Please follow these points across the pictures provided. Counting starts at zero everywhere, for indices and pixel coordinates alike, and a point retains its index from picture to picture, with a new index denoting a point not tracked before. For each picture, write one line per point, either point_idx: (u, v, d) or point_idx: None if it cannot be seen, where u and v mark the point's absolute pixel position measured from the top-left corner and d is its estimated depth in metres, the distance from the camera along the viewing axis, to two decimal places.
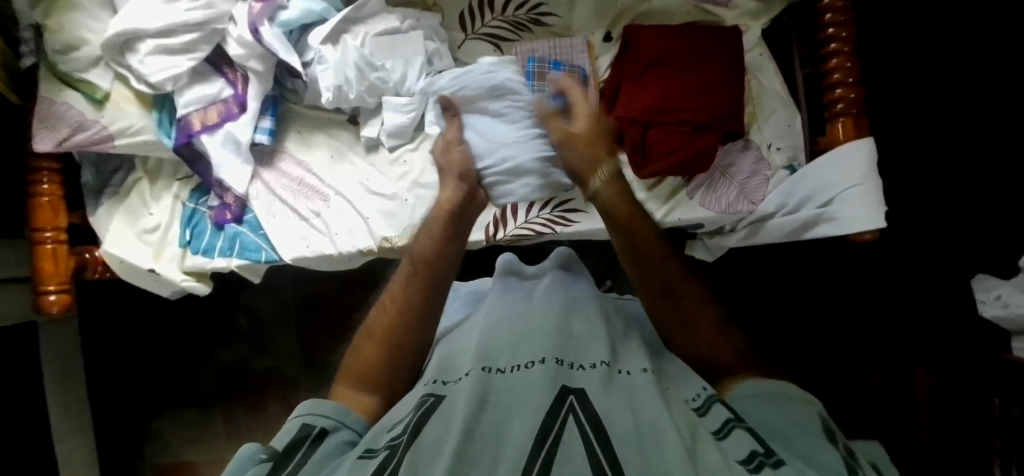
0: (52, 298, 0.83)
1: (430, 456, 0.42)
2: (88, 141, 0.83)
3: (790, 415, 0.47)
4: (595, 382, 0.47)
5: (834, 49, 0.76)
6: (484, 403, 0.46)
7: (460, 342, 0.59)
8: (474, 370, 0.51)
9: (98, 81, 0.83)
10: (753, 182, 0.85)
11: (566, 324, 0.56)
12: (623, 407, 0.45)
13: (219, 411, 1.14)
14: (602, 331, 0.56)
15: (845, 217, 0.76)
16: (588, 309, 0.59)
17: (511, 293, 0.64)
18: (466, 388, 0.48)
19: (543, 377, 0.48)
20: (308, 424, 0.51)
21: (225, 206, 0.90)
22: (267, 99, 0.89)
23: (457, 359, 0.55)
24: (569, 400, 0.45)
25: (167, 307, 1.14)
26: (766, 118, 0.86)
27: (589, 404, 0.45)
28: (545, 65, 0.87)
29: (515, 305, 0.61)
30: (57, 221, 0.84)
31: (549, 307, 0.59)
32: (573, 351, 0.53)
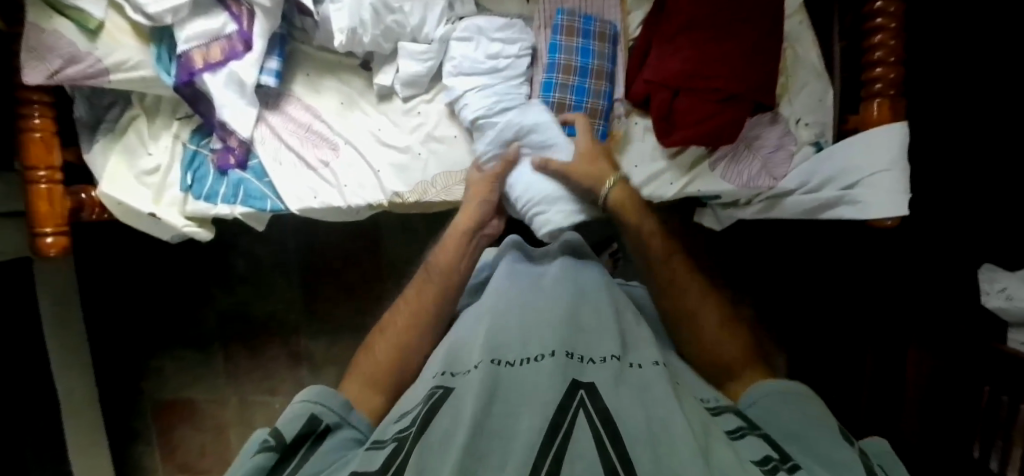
0: (49, 240, 0.81)
1: (440, 450, 0.42)
2: (81, 74, 0.77)
3: (805, 413, 0.50)
4: (605, 377, 0.47)
5: (879, 24, 0.72)
6: (494, 396, 0.46)
7: (469, 328, 0.59)
8: (484, 360, 0.50)
9: (91, 9, 0.76)
10: (777, 156, 0.83)
11: (575, 315, 0.56)
12: (634, 406, 0.45)
13: (219, 351, 1.14)
14: (612, 323, 0.55)
15: (868, 202, 0.75)
16: (597, 299, 0.59)
17: (521, 278, 0.64)
18: (477, 380, 0.47)
19: (554, 370, 0.47)
20: (316, 418, 0.52)
21: (228, 150, 0.86)
22: (274, 37, 0.83)
23: (466, 347, 0.54)
24: (579, 395, 0.45)
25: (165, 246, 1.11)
26: (798, 90, 0.83)
27: (599, 399, 0.45)
28: (575, 18, 0.79)
29: (524, 291, 0.60)
30: (51, 161, 0.80)
31: (558, 295, 0.58)
32: (583, 344, 0.52)
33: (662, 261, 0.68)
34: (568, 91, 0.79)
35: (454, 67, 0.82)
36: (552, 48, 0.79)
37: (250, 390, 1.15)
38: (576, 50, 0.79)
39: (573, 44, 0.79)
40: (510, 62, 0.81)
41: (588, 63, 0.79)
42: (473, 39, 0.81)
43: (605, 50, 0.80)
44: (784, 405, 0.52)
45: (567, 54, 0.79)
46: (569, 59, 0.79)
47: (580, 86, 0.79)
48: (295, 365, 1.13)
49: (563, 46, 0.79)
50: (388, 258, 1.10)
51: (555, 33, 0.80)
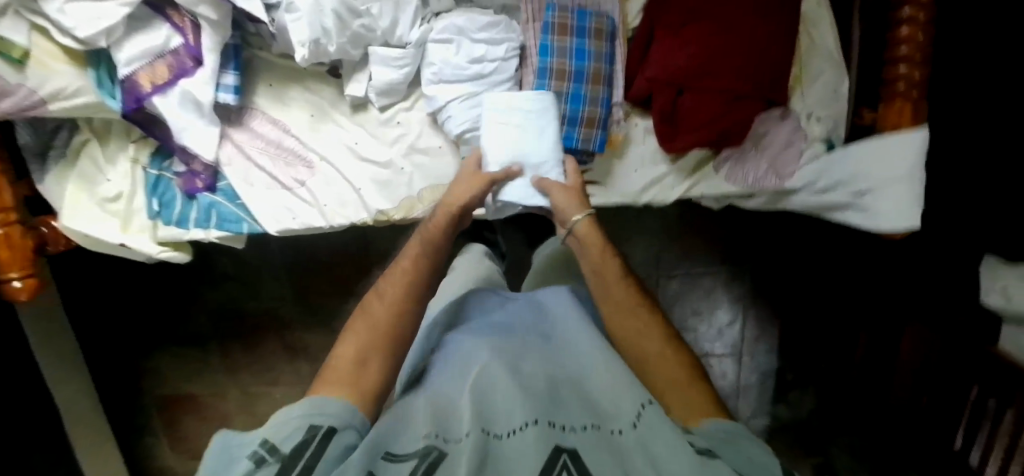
0: (18, 284, 0.76)
1: None
2: (16, 109, 0.69)
3: (751, 455, 0.42)
4: (592, 445, 0.41)
5: (907, 15, 0.65)
6: (480, 467, 0.39)
7: (441, 391, 0.50)
8: (467, 426, 0.42)
9: (9, 33, 0.65)
10: (786, 154, 0.78)
11: (557, 385, 0.49)
12: (617, 467, 0.39)
13: (217, 349, 1.12)
14: (595, 391, 0.49)
15: (879, 212, 0.72)
16: (583, 368, 0.52)
17: (508, 343, 0.56)
18: (462, 451, 0.40)
19: (540, 436, 0.41)
20: (314, 424, 0.44)
21: (193, 174, 0.79)
22: (228, 47, 0.74)
23: (432, 407, 0.47)
24: (562, 460, 0.39)
25: None
26: (811, 82, 0.76)
27: (584, 465, 0.39)
28: (568, 14, 0.70)
29: (506, 354, 0.53)
30: (3, 202, 0.74)
31: (542, 364, 0.52)
32: (563, 410, 0.45)
33: (613, 273, 0.60)
34: (563, 99, 0.71)
35: (433, 76, 0.73)
36: (543, 49, 0.70)
37: (247, 380, 1.12)
38: (569, 51, 0.70)
39: (565, 44, 0.70)
40: (495, 71, 0.72)
41: (583, 66, 0.71)
42: (455, 42, 0.71)
43: (602, 49, 0.71)
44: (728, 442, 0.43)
45: (559, 57, 0.70)
46: (562, 63, 0.70)
47: (575, 94, 0.71)
48: (292, 358, 1.11)
49: (555, 47, 0.70)
50: (380, 254, 1.06)
51: (546, 32, 0.70)
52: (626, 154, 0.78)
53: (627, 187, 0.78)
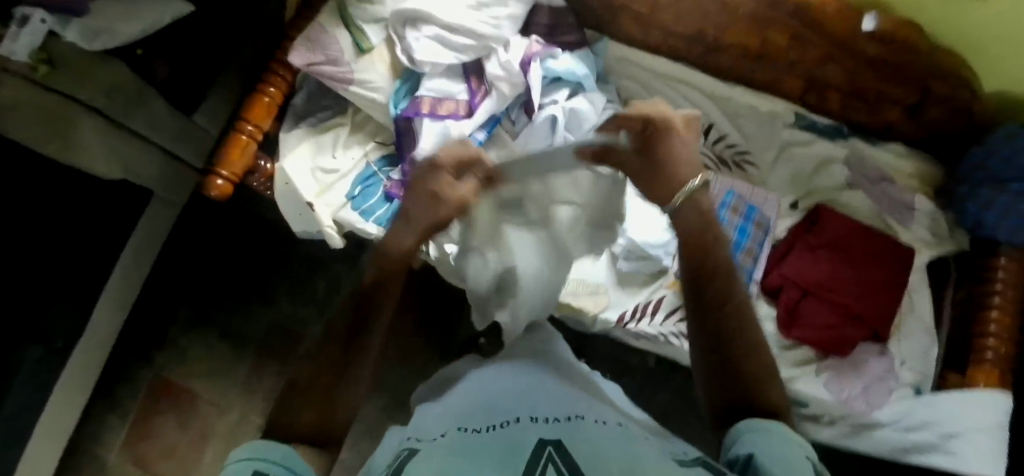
0: (219, 182, 0.86)
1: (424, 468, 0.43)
2: (330, 74, 0.89)
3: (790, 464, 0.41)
4: (568, 433, 0.45)
5: (997, 304, 0.83)
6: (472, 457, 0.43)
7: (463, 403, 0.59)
8: (450, 433, 0.50)
9: (370, 35, 0.90)
10: (879, 386, 0.88)
11: (550, 408, 0.53)
12: (599, 445, 0.42)
13: (250, 360, 1.16)
14: (607, 436, 0.45)
15: (963, 456, 0.81)
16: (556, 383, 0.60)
17: (509, 372, 0.63)
18: (443, 445, 0.46)
19: (516, 437, 0.45)
20: (258, 470, 0.41)
21: (402, 183, 0.93)
22: (492, 116, 0.93)
23: (435, 425, 0.55)
24: (547, 451, 0.42)
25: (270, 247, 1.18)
26: (905, 335, 0.90)
27: (567, 455, 0.41)
28: (741, 202, 0.91)
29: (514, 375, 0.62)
30: (262, 122, 0.89)
31: (529, 388, 0.58)
32: (572, 433, 0.45)
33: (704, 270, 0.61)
34: None
35: None
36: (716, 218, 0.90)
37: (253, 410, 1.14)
38: (735, 226, 0.89)
39: (734, 220, 0.89)
40: None
41: (742, 241, 0.89)
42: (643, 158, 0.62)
43: (758, 237, 0.90)
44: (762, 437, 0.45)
45: (727, 227, 0.89)
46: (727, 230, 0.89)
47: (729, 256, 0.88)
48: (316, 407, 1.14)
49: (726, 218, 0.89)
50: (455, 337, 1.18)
51: (721, 206, 0.90)
52: None
53: None
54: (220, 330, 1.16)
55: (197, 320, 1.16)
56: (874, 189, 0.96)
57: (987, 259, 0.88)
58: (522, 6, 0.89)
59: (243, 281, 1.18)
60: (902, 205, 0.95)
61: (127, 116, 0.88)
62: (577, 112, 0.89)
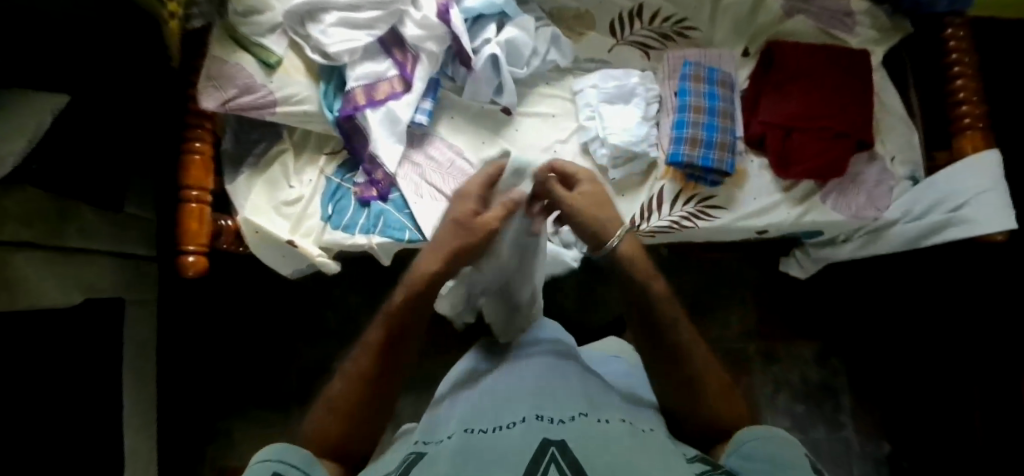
0: (190, 259, 0.80)
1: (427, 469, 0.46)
2: (252, 104, 0.82)
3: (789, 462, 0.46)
4: (578, 434, 0.47)
5: (958, 71, 0.87)
6: (467, 459, 0.45)
7: (459, 403, 0.60)
8: (456, 434, 0.50)
9: (272, 46, 0.83)
10: (880, 190, 0.93)
11: (572, 397, 0.54)
12: (609, 454, 0.44)
13: (297, 413, 1.12)
14: (623, 435, 0.48)
15: (978, 220, 0.84)
16: (573, 369, 0.61)
17: (529, 363, 0.63)
18: (445, 451, 0.48)
19: (526, 438, 0.47)
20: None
21: (371, 183, 0.89)
22: (430, 81, 0.89)
23: (445, 420, 0.57)
24: (551, 451, 0.44)
25: (265, 296, 1.14)
26: (888, 133, 0.94)
27: (571, 455, 0.44)
28: (701, 68, 0.89)
29: (544, 362, 0.62)
30: (205, 182, 0.82)
31: (549, 378, 0.58)
32: (589, 430, 0.48)
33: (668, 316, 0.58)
34: (700, 127, 0.87)
35: (593, 112, 0.89)
36: (683, 92, 0.88)
37: None
38: (704, 93, 0.88)
39: (700, 89, 0.88)
40: (639, 99, 0.89)
41: (716, 104, 0.88)
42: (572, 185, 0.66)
43: (728, 95, 0.89)
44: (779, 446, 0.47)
45: (696, 97, 0.88)
46: (699, 101, 0.87)
47: (710, 124, 0.87)
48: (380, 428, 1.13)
49: (692, 90, 0.88)
50: None
51: (684, 80, 0.89)
52: (745, 183, 0.92)
53: (750, 210, 0.90)
54: (254, 402, 1.12)
55: (226, 403, 1.12)
56: (813, 8, 0.96)
57: (936, 33, 0.90)
58: None
59: (252, 345, 1.14)
60: (842, 12, 0.96)
61: (58, 235, 0.80)
62: (512, 43, 0.86)
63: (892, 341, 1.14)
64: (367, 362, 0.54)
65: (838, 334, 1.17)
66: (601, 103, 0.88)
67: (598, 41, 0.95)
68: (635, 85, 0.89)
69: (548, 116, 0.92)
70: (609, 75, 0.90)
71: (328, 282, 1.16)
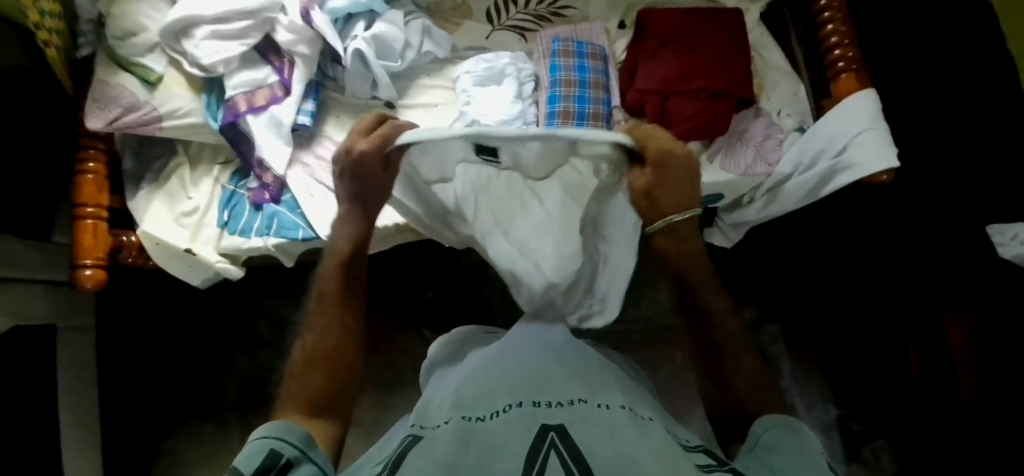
0: (88, 272, 0.84)
1: (422, 454, 0.44)
2: (137, 121, 0.85)
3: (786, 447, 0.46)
4: (573, 417, 0.46)
5: (828, 17, 0.86)
6: (464, 444, 0.44)
7: (453, 384, 0.59)
8: (451, 419, 0.49)
9: (151, 65, 0.87)
10: (769, 145, 0.91)
11: (563, 384, 0.53)
12: (603, 441, 0.42)
13: (238, 423, 1.15)
14: (619, 420, 0.46)
15: (861, 161, 0.80)
16: (565, 355, 0.61)
17: (527, 345, 0.63)
18: (445, 436, 0.46)
19: (521, 423, 0.45)
20: (276, 449, 0.46)
21: (263, 187, 0.92)
22: (310, 83, 0.93)
23: (438, 405, 0.56)
24: (550, 436, 0.43)
25: (200, 311, 1.18)
26: (772, 88, 0.94)
27: (569, 438, 0.42)
28: (569, 43, 0.91)
29: (539, 348, 0.61)
30: (99, 199, 0.86)
31: (540, 361, 0.58)
32: (582, 413, 0.47)
33: (693, 277, 0.62)
34: (572, 101, 0.89)
35: (469, 97, 0.92)
36: (553, 68, 0.91)
37: None
38: (573, 67, 0.90)
39: (570, 63, 0.90)
40: (512, 79, 0.92)
41: (585, 77, 0.90)
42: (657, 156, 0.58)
43: (598, 65, 0.92)
44: (788, 438, 0.47)
45: (566, 71, 0.90)
46: (569, 74, 0.89)
47: (580, 96, 0.89)
48: None
49: (562, 65, 0.90)
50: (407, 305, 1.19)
51: (554, 56, 0.91)
52: None
53: None
54: (197, 414, 1.15)
55: (171, 419, 1.15)
56: None
57: None
58: None
59: (191, 359, 1.17)
60: None
61: None
62: (381, 37, 0.88)
63: (825, 301, 1.11)
64: (335, 312, 0.62)
65: (771, 299, 1.15)
66: (474, 87, 0.92)
67: (475, 29, 0.99)
68: (505, 66, 0.92)
69: (431, 105, 0.95)
70: (480, 60, 0.93)
71: (260, 293, 1.19)
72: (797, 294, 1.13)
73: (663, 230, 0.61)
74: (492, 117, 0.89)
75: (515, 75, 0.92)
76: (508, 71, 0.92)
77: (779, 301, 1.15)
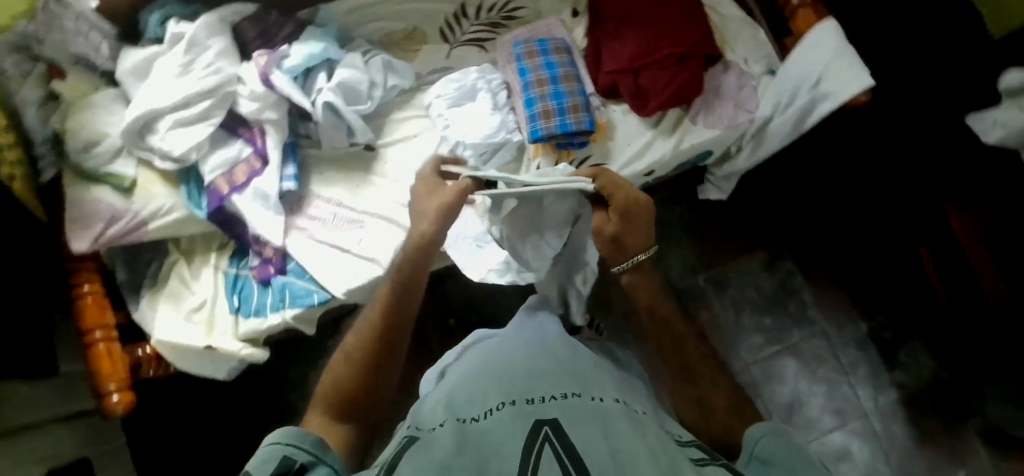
0: (115, 398, 0.80)
1: (419, 459, 0.38)
2: (122, 232, 0.82)
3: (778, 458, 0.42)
4: (569, 411, 0.42)
5: None
6: (464, 448, 0.39)
7: (439, 388, 0.55)
8: (445, 420, 0.44)
9: (122, 170, 0.84)
10: (744, 93, 0.93)
11: (553, 378, 0.49)
12: (598, 436, 0.38)
13: None
14: (609, 412, 0.42)
15: (838, 89, 0.82)
16: (556, 350, 0.57)
17: (509, 346, 0.60)
18: (441, 437, 0.40)
19: (515, 419, 0.41)
20: (289, 456, 0.41)
21: (266, 262, 0.90)
22: (286, 145, 0.92)
23: (429, 403, 0.50)
24: (544, 430, 0.39)
25: (228, 398, 1.15)
26: (734, 39, 0.97)
27: (567, 434, 0.38)
28: (531, 44, 0.93)
29: (530, 346, 0.58)
30: (105, 320, 0.83)
31: (531, 358, 0.54)
32: (573, 407, 0.43)
33: (677, 336, 0.61)
34: (548, 99, 0.89)
35: (446, 120, 0.91)
36: (522, 72, 0.92)
37: None
38: (541, 66, 0.91)
39: (536, 63, 0.91)
40: (485, 93, 0.92)
41: (555, 71, 0.91)
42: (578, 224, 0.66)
43: (564, 58, 0.93)
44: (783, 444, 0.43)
45: (535, 71, 0.91)
46: (538, 74, 0.90)
47: (556, 92, 0.89)
48: None
49: (530, 67, 0.91)
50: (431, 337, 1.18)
51: (520, 60, 0.92)
52: (614, 134, 0.93)
53: (625, 157, 0.91)
54: None
55: None
56: None
57: None
58: (220, 39, 0.87)
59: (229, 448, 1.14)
60: None
61: None
62: (346, 83, 0.88)
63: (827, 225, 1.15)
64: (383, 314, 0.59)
65: (776, 237, 1.18)
66: (449, 109, 0.92)
67: (434, 52, 0.99)
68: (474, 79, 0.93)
69: (410, 137, 0.95)
70: (449, 80, 0.93)
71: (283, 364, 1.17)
72: (799, 225, 1.17)
73: (626, 278, 0.66)
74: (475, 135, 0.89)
75: (485, 86, 0.93)
76: (478, 84, 0.92)
77: (785, 234, 1.18)
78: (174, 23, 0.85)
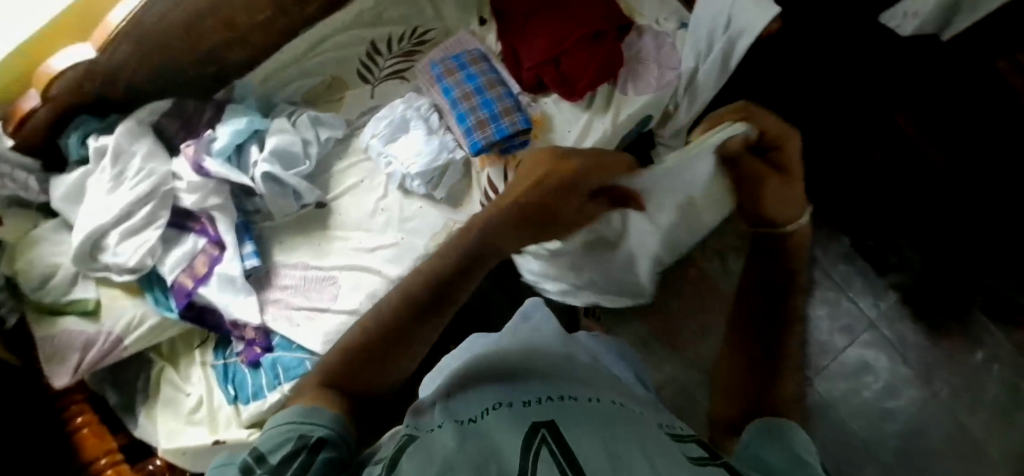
0: None
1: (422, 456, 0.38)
2: (100, 354, 0.80)
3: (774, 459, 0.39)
4: (563, 413, 0.41)
5: None
6: (465, 446, 0.38)
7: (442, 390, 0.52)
8: (445, 421, 0.42)
9: (83, 294, 0.83)
10: (663, 52, 0.94)
11: (551, 383, 0.49)
12: (597, 443, 0.37)
13: None
14: (603, 415, 0.42)
15: (749, 25, 0.80)
16: (554, 354, 0.57)
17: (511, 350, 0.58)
18: (440, 436, 0.40)
19: (513, 421, 0.41)
20: (304, 433, 0.35)
21: (250, 344, 0.89)
22: (238, 225, 0.92)
23: (431, 405, 0.48)
24: (541, 433, 0.38)
25: None
26: (640, 4, 0.99)
27: (563, 436, 0.38)
28: (448, 62, 0.95)
29: (526, 349, 0.57)
30: (108, 443, 0.78)
31: (528, 361, 0.54)
32: (571, 413, 0.42)
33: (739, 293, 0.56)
34: (478, 109, 0.90)
35: (387, 156, 0.92)
36: (446, 90, 0.93)
37: None
38: (462, 80, 0.93)
39: (457, 79, 0.93)
40: (417, 120, 0.93)
41: (476, 82, 0.93)
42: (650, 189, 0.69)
43: (482, 67, 0.94)
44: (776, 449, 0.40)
45: (459, 87, 0.92)
46: (462, 89, 0.92)
47: (484, 101, 0.91)
48: None
49: (452, 84, 0.93)
50: None
51: (441, 79, 0.94)
52: (551, 124, 0.94)
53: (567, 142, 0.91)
54: None
55: None
56: None
57: None
58: (144, 141, 0.87)
59: None
60: None
61: None
62: (278, 148, 0.89)
63: None
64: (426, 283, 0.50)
65: None
66: (386, 145, 0.93)
67: (357, 95, 0.99)
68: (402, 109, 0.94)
69: (357, 183, 0.95)
70: (378, 116, 0.95)
71: None
72: None
73: None
74: (416, 163, 0.89)
75: (415, 113, 0.93)
76: (406, 114, 0.93)
77: None
78: (95, 139, 0.85)
